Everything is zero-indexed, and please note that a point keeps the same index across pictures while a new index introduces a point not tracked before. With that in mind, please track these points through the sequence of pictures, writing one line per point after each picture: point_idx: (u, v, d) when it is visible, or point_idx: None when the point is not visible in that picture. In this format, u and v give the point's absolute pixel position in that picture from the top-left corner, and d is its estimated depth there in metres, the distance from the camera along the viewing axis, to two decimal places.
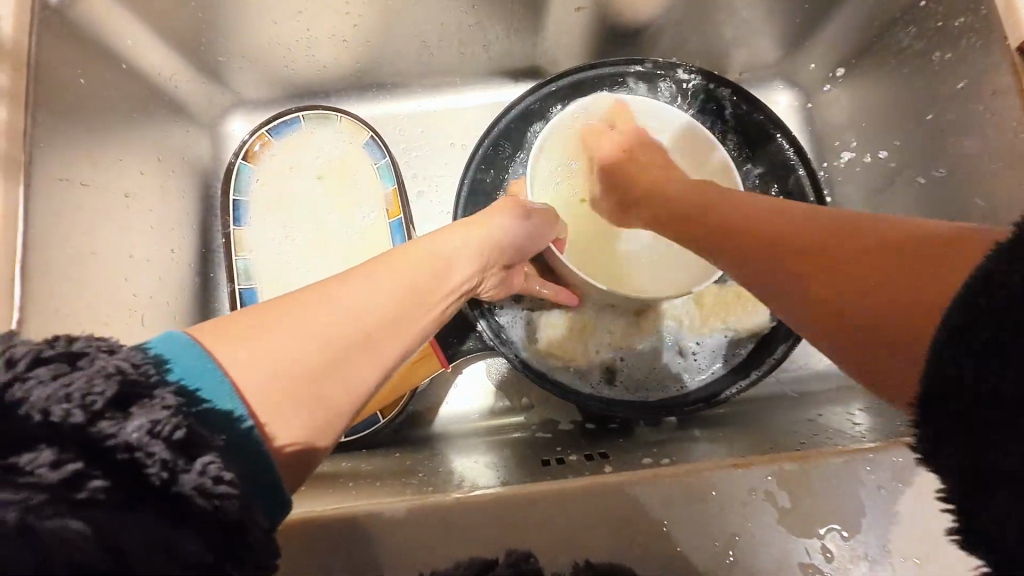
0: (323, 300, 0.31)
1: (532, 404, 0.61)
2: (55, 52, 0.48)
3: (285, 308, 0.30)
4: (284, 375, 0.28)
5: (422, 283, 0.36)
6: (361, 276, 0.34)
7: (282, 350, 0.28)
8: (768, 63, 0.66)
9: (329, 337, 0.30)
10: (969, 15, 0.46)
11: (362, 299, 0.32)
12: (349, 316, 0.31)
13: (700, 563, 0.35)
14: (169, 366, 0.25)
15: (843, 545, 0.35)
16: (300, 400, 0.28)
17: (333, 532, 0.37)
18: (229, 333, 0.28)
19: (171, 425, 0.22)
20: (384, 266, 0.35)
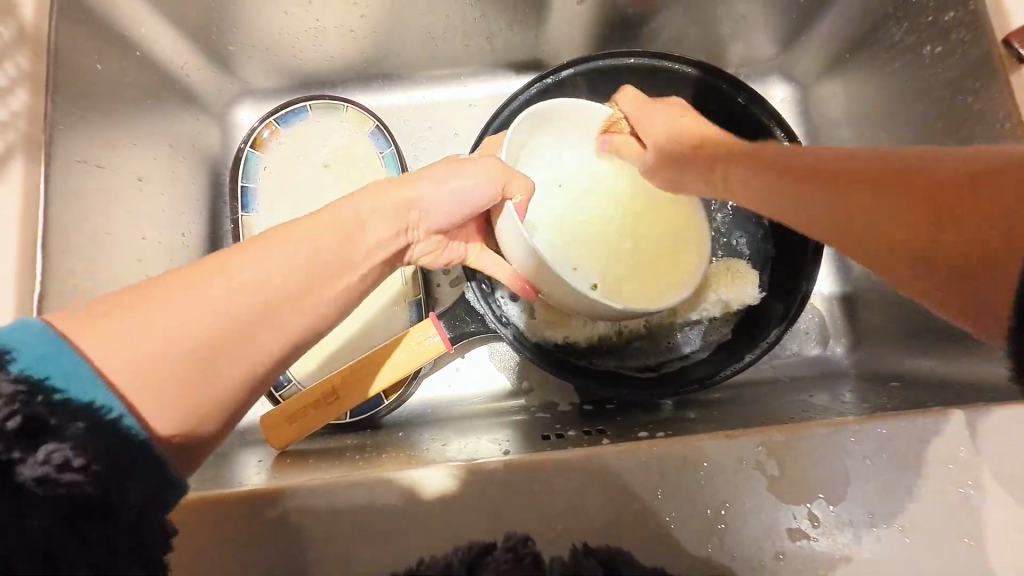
0: (210, 271, 0.31)
1: (532, 387, 0.63)
2: (74, 38, 0.49)
3: (166, 287, 0.29)
4: (166, 361, 0.28)
5: (328, 248, 0.36)
6: (250, 251, 0.32)
7: (167, 332, 0.28)
8: (766, 58, 0.67)
9: (220, 315, 0.30)
10: (957, 10, 0.48)
11: (256, 269, 0.32)
12: (245, 286, 0.31)
13: (693, 528, 0.36)
14: (13, 353, 0.25)
15: (828, 512, 0.36)
16: (183, 381, 0.28)
17: (341, 497, 0.39)
18: (99, 321, 0.28)
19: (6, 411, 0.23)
20: (286, 238, 0.34)
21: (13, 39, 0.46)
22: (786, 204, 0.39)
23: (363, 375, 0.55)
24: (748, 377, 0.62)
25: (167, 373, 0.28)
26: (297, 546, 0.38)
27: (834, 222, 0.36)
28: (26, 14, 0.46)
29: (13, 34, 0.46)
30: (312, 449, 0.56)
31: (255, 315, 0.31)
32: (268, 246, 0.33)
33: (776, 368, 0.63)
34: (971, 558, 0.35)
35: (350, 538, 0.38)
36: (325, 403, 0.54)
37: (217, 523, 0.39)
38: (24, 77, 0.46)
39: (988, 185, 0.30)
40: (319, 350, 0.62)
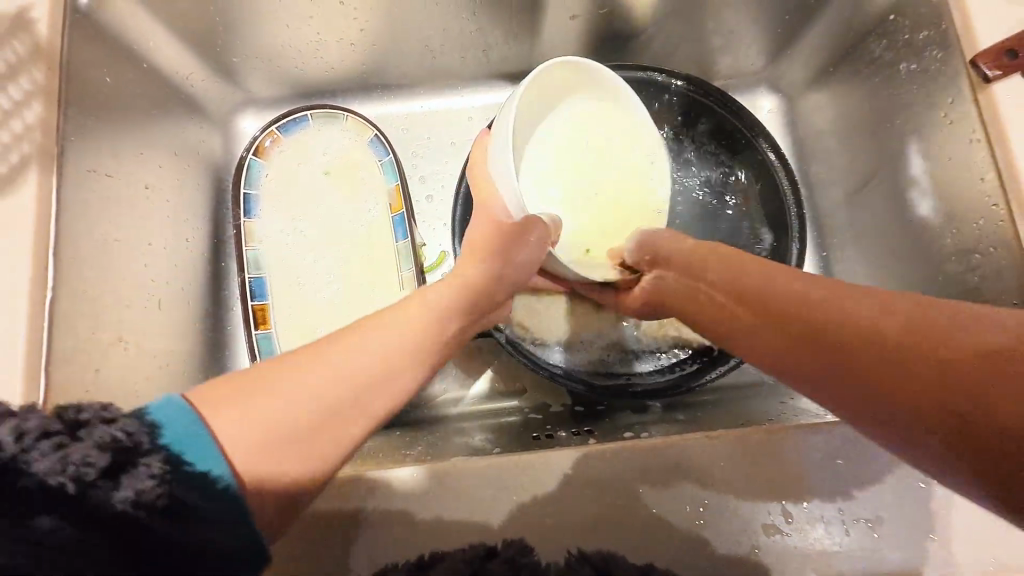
0: (324, 359, 0.31)
1: (525, 388, 0.65)
2: (85, 52, 0.51)
3: (281, 368, 0.30)
4: (267, 441, 0.28)
5: (424, 331, 0.36)
6: (358, 338, 0.33)
7: (275, 413, 0.28)
8: (753, 70, 0.69)
9: (322, 399, 0.30)
10: (931, 29, 0.50)
11: (362, 361, 0.32)
12: (349, 374, 0.31)
13: (673, 524, 0.38)
14: (162, 429, 0.26)
15: (801, 509, 0.38)
16: (292, 455, 0.29)
17: (339, 493, 0.41)
18: (227, 398, 0.28)
19: (154, 492, 0.25)
20: (387, 326, 0.35)
21: (29, 55, 0.47)
22: (750, 341, 0.38)
23: None
24: (734, 380, 0.64)
25: (272, 450, 0.28)
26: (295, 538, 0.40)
27: (773, 352, 0.36)
28: (41, 30, 0.48)
29: (28, 49, 0.47)
30: None
31: (353, 403, 0.31)
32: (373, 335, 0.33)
33: (762, 370, 0.65)
34: (936, 553, 0.37)
35: (349, 532, 0.40)
36: None
37: None
38: (38, 90, 0.47)
39: (938, 347, 0.30)
40: None
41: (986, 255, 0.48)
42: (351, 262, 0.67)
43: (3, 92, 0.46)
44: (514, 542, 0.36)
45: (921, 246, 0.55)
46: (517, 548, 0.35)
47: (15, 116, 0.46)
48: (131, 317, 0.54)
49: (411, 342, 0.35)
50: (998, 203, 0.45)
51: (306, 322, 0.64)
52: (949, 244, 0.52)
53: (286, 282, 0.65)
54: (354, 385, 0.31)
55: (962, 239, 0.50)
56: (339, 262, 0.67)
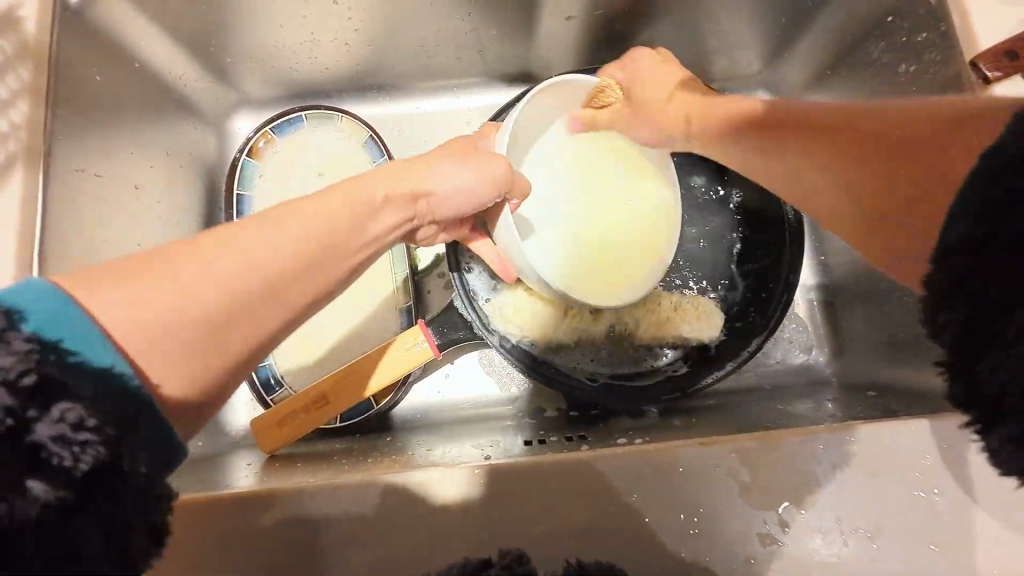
0: (225, 237, 0.31)
1: (519, 393, 0.64)
2: (75, 51, 0.50)
3: (169, 259, 0.29)
4: (161, 354, 0.27)
5: (337, 229, 0.37)
6: (268, 221, 0.33)
7: (173, 305, 0.27)
8: (752, 72, 0.69)
9: (229, 292, 0.29)
10: (930, 32, 0.49)
11: (273, 241, 0.32)
12: (250, 253, 0.31)
13: (667, 533, 0.37)
14: (20, 311, 0.24)
15: (798, 519, 0.37)
16: (194, 336, 0.28)
17: (326, 500, 0.40)
18: (96, 285, 0.27)
19: (20, 369, 0.22)
20: (303, 214, 0.35)
21: (16, 52, 0.47)
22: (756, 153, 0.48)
23: (353, 379, 0.56)
24: (732, 384, 0.63)
25: (172, 348, 0.28)
26: (279, 545, 0.39)
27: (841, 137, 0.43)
28: (29, 29, 0.47)
29: (15, 47, 0.47)
30: (301, 452, 0.57)
31: (261, 273, 0.31)
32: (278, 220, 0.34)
33: (759, 375, 0.64)
34: (934, 565, 0.36)
35: (334, 539, 0.39)
36: (316, 407, 0.55)
37: (202, 522, 0.39)
38: (25, 89, 0.47)
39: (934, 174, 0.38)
40: (311, 355, 0.63)
41: None
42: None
43: None
44: (511, 550, 0.34)
45: None
46: (514, 556, 0.33)
47: None
48: None
49: (321, 229, 0.35)
50: None
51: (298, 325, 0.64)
52: None
53: None
54: (260, 280, 0.31)
55: None
56: None
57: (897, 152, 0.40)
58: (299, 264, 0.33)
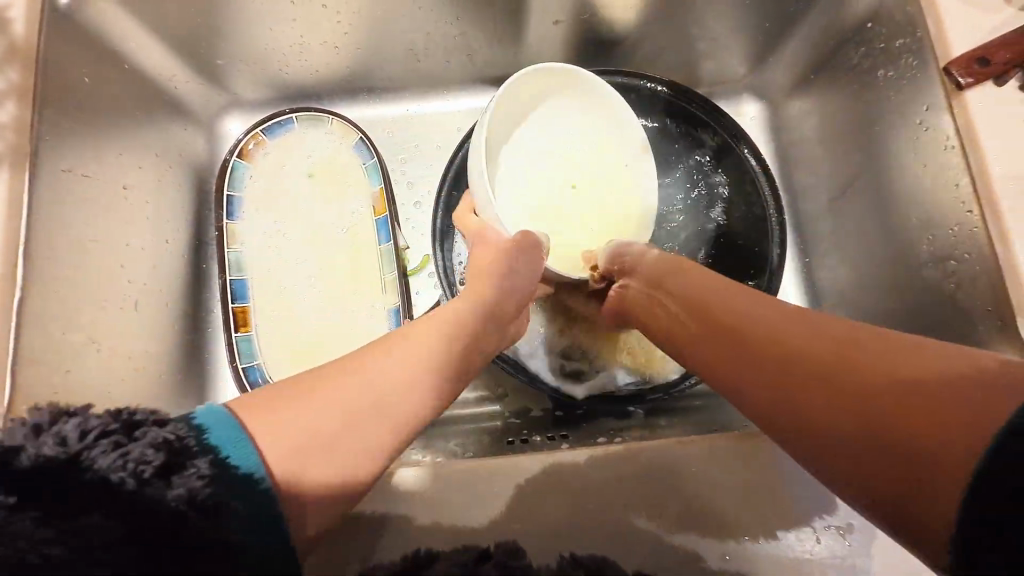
0: (359, 363, 0.33)
1: (507, 393, 0.64)
2: (64, 53, 0.51)
3: (315, 380, 0.31)
4: (343, 469, 0.30)
5: (443, 337, 0.37)
6: (383, 347, 0.34)
7: (310, 426, 0.29)
8: (738, 76, 0.70)
9: (348, 411, 0.30)
10: (907, 38, 0.50)
11: (391, 362, 0.33)
12: (371, 379, 0.32)
13: (644, 531, 0.38)
14: (206, 432, 0.28)
15: (772, 515, 0.38)
16: (336, 455, 0.29)
17: None
18: (268, 413, 0.29)
19: (198, 486, 0.26)
20: (413, 337, 0.36)
21: (4, 54, 0.47)
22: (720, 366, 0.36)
23: None
24: None
25: (312, 466, 0.29)
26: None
27: (714, 350, 0.37)
28: (18, 30, 0.48)
29: (4, 49, 0.47)
30: None
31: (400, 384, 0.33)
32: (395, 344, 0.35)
33: None
34: (905, 561, 0.37)
35: None
36: None
37: None
38: (13, 89, 0.47)
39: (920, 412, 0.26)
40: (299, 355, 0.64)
41: (960, 261, 0.48)
42: (334, 264, 0.67)
43: None
44: (504, 544, 0.35)
45: (900, 253, 0.54)
46: (506, 551, 0.34)
47: None
48: (105, 319, 0.53)
49: (437, 351, 0.36)
50: (972, 209, 0.45)
51: (286, 325, 0.64)
52: (926, 251, 0.52)
53: (267, 283, 0.65)
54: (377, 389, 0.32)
55: (939, 246, 0.50)
56: (322, 265, 0.67)
57: (886, 356, 0.29)
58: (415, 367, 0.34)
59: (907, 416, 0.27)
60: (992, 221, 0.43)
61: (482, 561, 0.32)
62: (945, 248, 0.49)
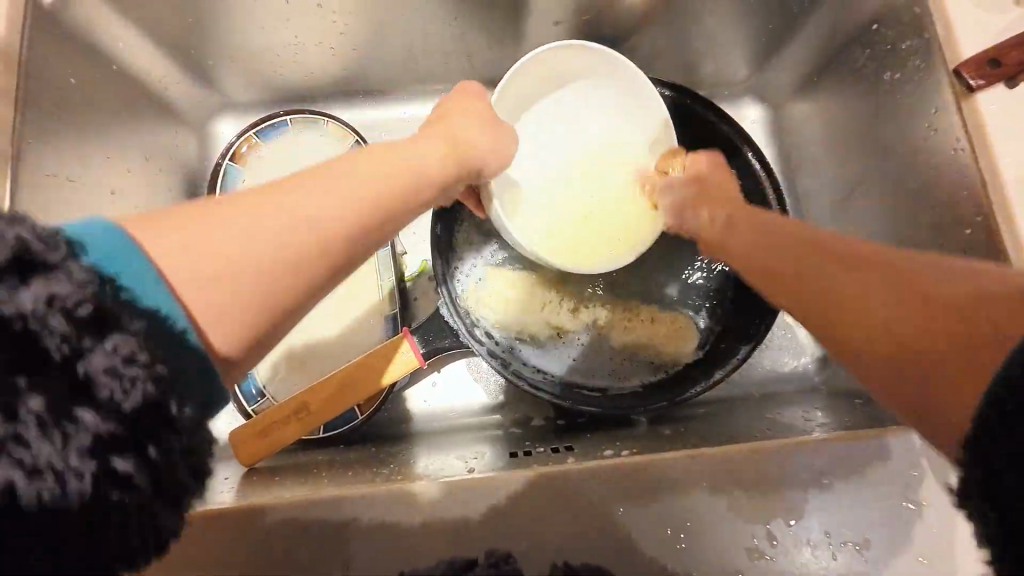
0: (277, 187, 0.32)
1: (507, 402, 0.63)
2: (48, 52, 0.49)
3: (265, 194, 0.31)
4: (252, 309, 0.30)
5: (374, 186, 0.34)
6: (312, 173, 0.33)
7: (236, 247, 0.29)
8: (740, 79, 0.69)
9: (263, 260, 0.30)
10: (914, 39, 0.50)
11: (314, 200, 0.32)
12: (302, 214, 0.31)
13: (651, 549, 0.37)
14: (119, 280, 0.27)
15: (787, 532, 0.37)
16: (236, 312, 0.30)
17: (302, 517, 0.38)
18: (163, 228, 0.29)
19: (122, 399, 0.24)
20: (351, 165, 0.34)
21: None
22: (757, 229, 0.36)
23: (335, 389, 0.55)
24: (720, 392, 0.63)
25: (223, 314, 0.30)
26: (253, 563, 0.38)
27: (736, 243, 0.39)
28: None
29: None
30: (280, 464, 0.55)
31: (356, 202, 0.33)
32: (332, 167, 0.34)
33: (749, 383, 0.64)
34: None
35: (309, 556, 0.38)
36: (297, 417, 0.54)
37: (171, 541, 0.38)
38: None
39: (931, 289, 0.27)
40: (294, 363, 0.62)
41: None
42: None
43: None
44: (496, 549, 0.34)
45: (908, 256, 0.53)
46: (501, 556, 0.33)
47: None
48: None
49: (381, 181, 0.34)
50: (982, 213, 0.44)
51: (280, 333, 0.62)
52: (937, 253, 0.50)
53: None
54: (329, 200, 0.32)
55: (951, 250, 0.48)
56: None
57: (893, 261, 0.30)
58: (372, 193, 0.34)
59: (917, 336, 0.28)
60: (1005, 226, 0.42)
61: (471, 566, 0.32)
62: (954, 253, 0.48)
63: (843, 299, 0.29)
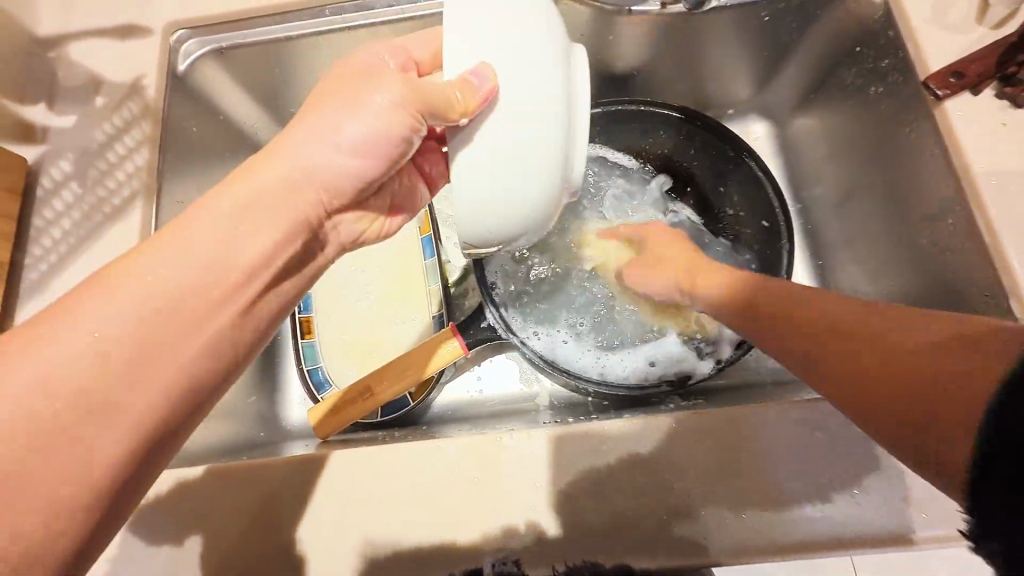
0: (72, 311, 0.34)
1: (540, 390, 0.71)
2: (182, 108, 0.61)
3: (44, 323, 0.34)
4: (91, 482, 0.33)
5: (186, 327, 0.36)
6: (109, 283, 0.35)
7: (55, 360, 0.33)
8: (744, 99, 0.75)
9: (106, 452, 0.34)
10: (892, 58, 0.56)
11: (117, 314, 0.35)
12: (120, 426, 0.34)
13: (658, 489, 0.45)
14: None
15: (782, 475, 0.44)
16: (53, 472, 0.32)
17: (374, 465, 0.48)
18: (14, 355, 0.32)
19: None
20: (166, 257, 0.37)
21: (140, 113, 0.59)
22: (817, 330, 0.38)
23: (391, 375, 0.64)
24: (736, 379, 0.68)
25: (36, 492, 0.32)
26: (329, 500, 0.47)
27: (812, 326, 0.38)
28: (150, 93, 0.60)
29: (140, 108, 0.59)
30: (349, 438, 0.65)
31: (176, 294, 0.36)
32: (166, 252, 0.37)
33: (764, 370, 0.68)
34: (891, 513, 0.43)
35: (385, 498, 0.47)
36: (362, 398, 0.63)
37: (274, 479, 0.48)
38: (145, 139, 0.58)
39: (918, 345, 0.32)
40: (357, 359, 0.74)
41: (955, 252, 0.52)
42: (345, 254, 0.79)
43: (121, 143, 0.58)
44: None
45: (906, 246, 0.58)
46: None
47: (128, 161, 0.57)
48: None
49: (184, 271, 0.37)
50: (959, 203, 0.50)
51: (345, 332, 0.75)
52: (927, 241, 0.55)
53: (330, 297, 0.77)
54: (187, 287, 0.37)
55: (938, 239, 0.53)
56: (376, 279, 0.77)
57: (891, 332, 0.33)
58: (178, 292, 0.36)
59: (916, 363, 0.31)
60: (979, 213, 0.48)
61: None
62: (941, 242, 0.53)
63: (821, 340, 0.37)
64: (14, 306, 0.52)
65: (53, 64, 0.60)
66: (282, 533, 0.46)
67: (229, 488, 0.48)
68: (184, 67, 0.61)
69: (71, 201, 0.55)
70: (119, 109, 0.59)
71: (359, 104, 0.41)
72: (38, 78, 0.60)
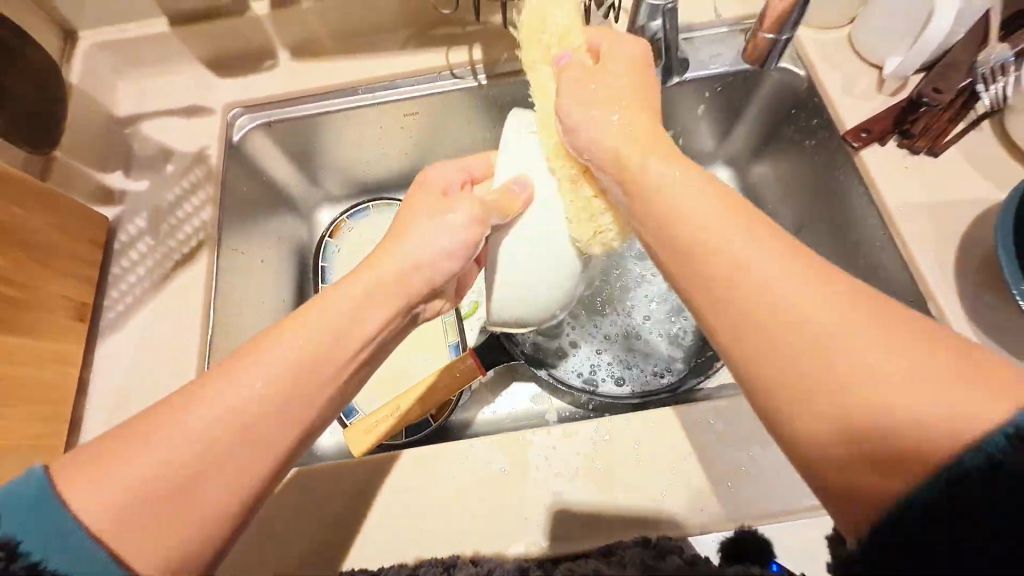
0: (188, 404, 0.37)
1: (548, 406, 0.79)
2: (236, 170, 0.72)
3: (154, 415, 0.37)
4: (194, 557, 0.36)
5: (276, 405, 0.39)
6: (221, 377, 0.39)
7: (172, 443, 0.35)
8: (709, 149, 0.88)
9: (206, 528, 0.36)
10: (820, 117, 0.71)
11: (228, 400, 0.38)
12: (214, 503, 0.36)
13: (658, 474, 0.53)
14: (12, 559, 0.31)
15: (761, 455, 0.53)
16: (157, 547, 0.34)
17: (415, 467, 0.55)
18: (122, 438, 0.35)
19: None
20: (269, 348, 0.40)
21: (205, 177, 0.70)
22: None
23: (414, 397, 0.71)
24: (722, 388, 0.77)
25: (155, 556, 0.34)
26: (366, 499, 0.54)
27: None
28: (212, 160, 0.71)
29: (204, 173, 0.70)
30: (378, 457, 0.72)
31: (276, 380, 0.40)
32: (274, 342, 0.41)
33: None
34: None
35: (426, 495, 0.54)
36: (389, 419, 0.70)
37: (327, 484, 0.55)
38: (208, 198, 0.68)
39: None
40: (380, 387, 0.81)
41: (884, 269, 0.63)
42: None
43: (190, 202, 0.68)
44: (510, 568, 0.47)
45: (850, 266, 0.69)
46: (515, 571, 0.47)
47: (194, 217, 0.67)
48: None
49: (285, 359, 0.40)
50: (883, 229, 0.62)
51: None
52: (863, 262, 0.66)
53: None
54: (306, 361, 0.41)
55: (871, 259, 0.65)
56: None
57: None
58: (287, 377, 0.40)
59: None
60: (896, 237, 0.61)
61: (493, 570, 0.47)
62: (874, 261, 0.65)
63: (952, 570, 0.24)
64: (97, 342, 0.60)
65: (129, 139, 0.72)
66: (337, 528, 0.53)
67: (288, 491, 0.55)
68: (238, 137, 0.73)
69: (145, 251, 0.65)
70: (185, 175, 0.70)
71: (439, 221, 0.49)
72: (114, 151, 0.71)
